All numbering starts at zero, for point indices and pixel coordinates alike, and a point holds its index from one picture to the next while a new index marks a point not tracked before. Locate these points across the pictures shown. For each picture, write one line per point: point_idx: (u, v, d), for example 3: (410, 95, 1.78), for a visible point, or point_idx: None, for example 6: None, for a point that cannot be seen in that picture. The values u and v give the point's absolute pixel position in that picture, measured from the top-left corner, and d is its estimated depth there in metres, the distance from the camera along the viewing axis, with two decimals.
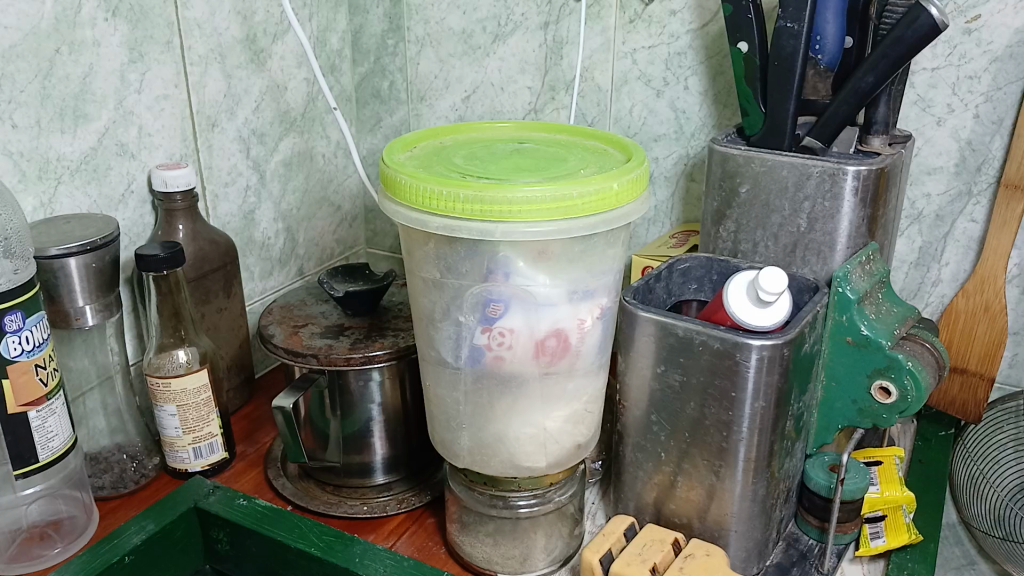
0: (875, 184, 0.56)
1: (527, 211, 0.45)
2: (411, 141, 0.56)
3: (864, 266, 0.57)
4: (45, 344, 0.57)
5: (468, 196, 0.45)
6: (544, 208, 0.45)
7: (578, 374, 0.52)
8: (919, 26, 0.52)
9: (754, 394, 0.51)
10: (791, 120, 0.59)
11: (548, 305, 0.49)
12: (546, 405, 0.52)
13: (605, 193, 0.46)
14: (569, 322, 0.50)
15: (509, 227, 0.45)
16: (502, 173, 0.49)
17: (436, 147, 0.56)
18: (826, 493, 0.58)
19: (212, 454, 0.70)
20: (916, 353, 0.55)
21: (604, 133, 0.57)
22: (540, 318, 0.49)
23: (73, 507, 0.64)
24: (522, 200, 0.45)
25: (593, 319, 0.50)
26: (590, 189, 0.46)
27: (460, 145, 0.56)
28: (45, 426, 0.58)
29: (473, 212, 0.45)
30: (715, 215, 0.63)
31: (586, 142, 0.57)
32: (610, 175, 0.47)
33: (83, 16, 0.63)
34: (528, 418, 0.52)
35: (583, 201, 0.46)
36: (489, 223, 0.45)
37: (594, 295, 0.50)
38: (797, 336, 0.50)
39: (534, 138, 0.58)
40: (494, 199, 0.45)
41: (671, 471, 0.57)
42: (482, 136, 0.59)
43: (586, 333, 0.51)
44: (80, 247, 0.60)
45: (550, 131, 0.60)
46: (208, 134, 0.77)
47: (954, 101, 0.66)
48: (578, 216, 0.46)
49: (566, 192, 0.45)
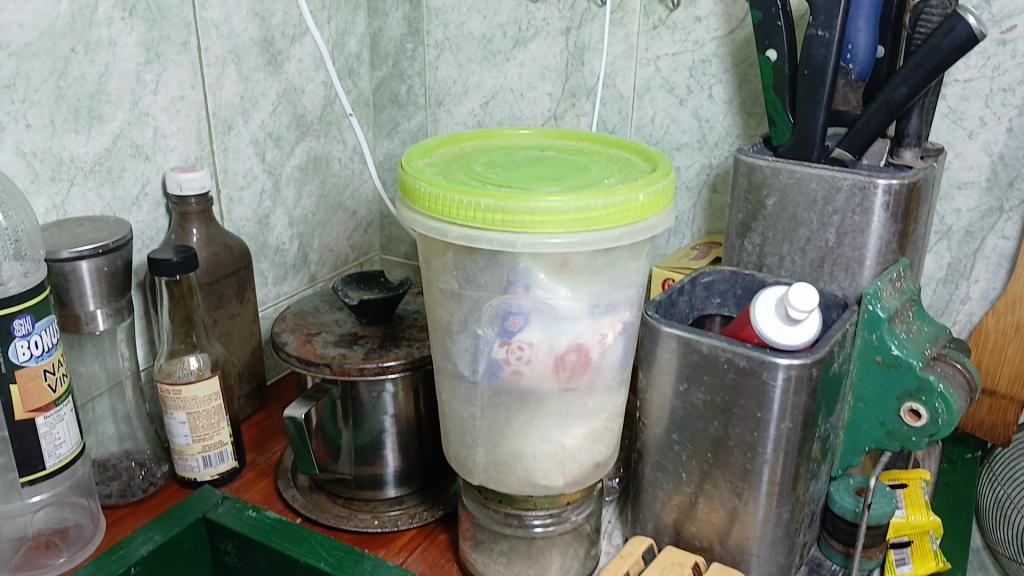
0: (907, 199, 0.55)
1: (550, 221, 0.43)
2: (430, 148, 0.55)
3: (895, 283, 0.55)
4: (55, 349, 0.56)
5: (490, 205, 0.43)
6: (569, 219, 0.43)
7: (599, 391, 0.50)
8: (956, 36, 0.50)
9: (780, 415, 0.49)
10: (821, 131, 0.57)
11: (569, 319, 0.47)
12: (565, 422, 0.50)
13: (630, 204, 0.45)
14: (591, 336, 0.48)
15: (531, 237, 0.44)
16: (523, 181, 0.48)
17: (455, 154, 0.54)
18: (851, 518, 0.56)
19: (222, 462, 0.68)
20: (947, 374, 0.53)
21: (628, 142, 0.56)
22: (561, 332, 0.47)
23: (79, 516, 0.63)
24: (546, 211, 0.43)
25: (615, 334, 0.49)
26: (615, 200, 0.44)
27: (479, 152, 0.55)
28: (53, 433, 0.57)
29: (494, 221, 0.44)
30: (740, 227, 0.61)
31: (610, 151, 0.55)
32: (636, 186, 0.45)
33: (99, 15, 0.62)
34: (547, 435, 0.50)
35: (608, 211, 0.44)
36: (510, 234, 0.44)
37: (616, 309, 0.49)
38: (826, 356, 0.49)
39: (556, 146, 0.57)
40: (516, 208, 0.43)
41: (691, 492, 0.55)
42: (502, 143, 0.57)
43: (608, 349, 0.49)
44: (92, 250, 0.59)
45: (574, 139, 0.58)
46: (223, 136, 0.75)
47: (986, 114, 0.64)
48: (601, 227, 0.44)
49: (591, 203, 0.43)
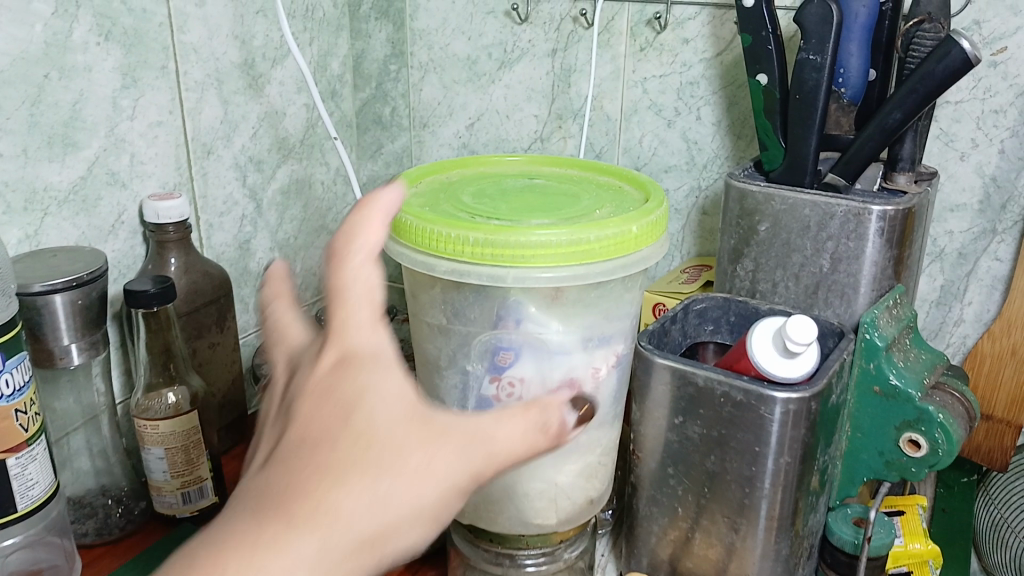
0: (902, 225, 0.54)
1: (541, 255, 0.42)
2: (416, 177, 0.53)
3: (891, 310, 0.54)
4: (27, 386, 0.54)
5: (479, 239, 0.42)
6: (561, 253, 0.42)
7: (592, 427, 0.49)
8: (951, 61, 0.49)
9: (778, 449, 0.48)
10: (813, 157, 0.56)
11: (561, 353, 0.46)
12: (557, 460, 0.49)
13: (624, 236, 0.43)
14: (584, 371, 0.47)
15: (522, 272, 0.43)
16: (513, 213, 0.46)
17: (442, 183, 0.53)
18: (851, 550, 0.55)
19: (202, 498, 0.66)
20: (946, 404, 0.52)
21: (619, 169, 0.55)
22: (554, 366, 0.46)
23: (54, 555, 0.61)
24: (537, 244, 0.42)
25: (608, 367, 0.48)
26: (608, 232, 0.43)
27: (467, 181, 0.53)
28: (25, 474, 0.55)
29: (483, 255, 0.42)
30: (732, 253, 0.60)
31: (600, 178, 0.54)
32: (630, 218, 0.44)
33: (74, 40, 0.61)
34: (539, 473, 0.49)
35: (601, 244, 0.43)
36: (501, 268, 0.43)
37: (609, 341, 0.47)
38: (824, 388, 0.47)
39: (545, 174, 0.55)
40: (506, 242, 0.42)
41: (687, 527, 0.54)
42: (489, 171, 0.56)
43: (602, 383, 0.48)
44: (66, 283, 0.57)
45: (563, 166, 0.57)
46: (203, 161, 0.74)
47: (978, 136, 0.63)
48: (595, 260, 0.43)
49: (583, 235, 0.42)
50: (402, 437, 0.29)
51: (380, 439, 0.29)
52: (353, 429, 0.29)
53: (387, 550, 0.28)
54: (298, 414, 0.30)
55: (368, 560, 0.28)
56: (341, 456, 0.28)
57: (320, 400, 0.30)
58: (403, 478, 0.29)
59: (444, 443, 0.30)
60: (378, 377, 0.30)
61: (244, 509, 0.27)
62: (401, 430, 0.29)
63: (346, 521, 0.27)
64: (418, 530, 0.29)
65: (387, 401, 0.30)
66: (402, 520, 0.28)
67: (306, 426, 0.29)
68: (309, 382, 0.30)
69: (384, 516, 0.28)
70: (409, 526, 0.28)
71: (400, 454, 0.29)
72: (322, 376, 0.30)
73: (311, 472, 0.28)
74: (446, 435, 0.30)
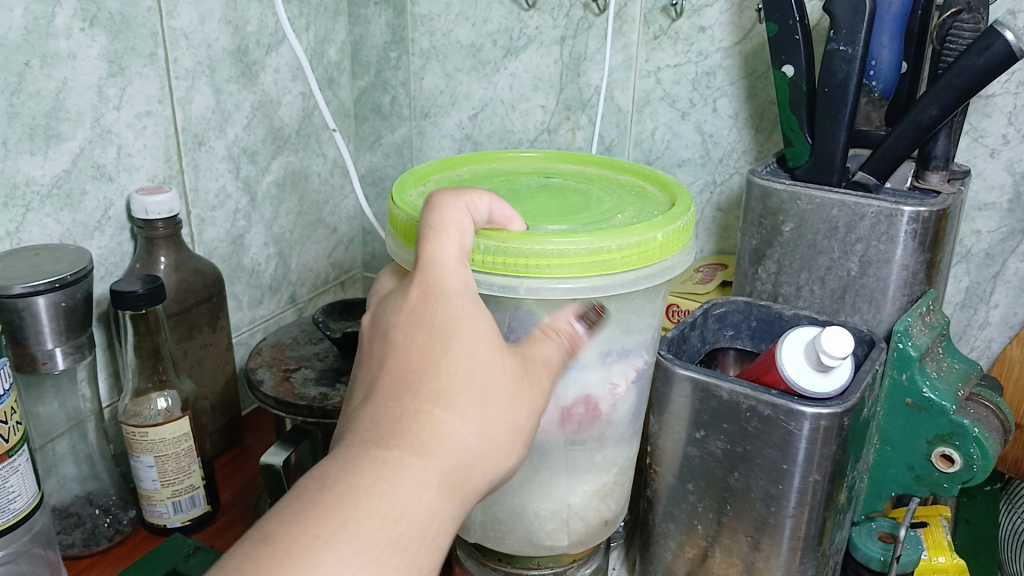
0: (936, 228, 0.51)
1: (558, 265, 0.39)
2: (424, 174, 0.50)
3: (924, 317, 0.51)
4: (7, 394, 0.51)
5: (491, 247, 0.39)
6: (579, 263, 0.39)
7: (608, 445, 0.46)
8: (993, 54, 0.46)
9: (806, 467, 0.45)
10: (842, 154, 0.53)
11: (576, 368, 0.43)
12: (570, 479, 0.46)
13: (648, 245, 0.40)
14: (600, 387, 0.44)
15: (536, 282, 0.40)
16: (527, 217, 0.43)
17: (451, 182, 0.50)
18: (878, 568, 0.52)
19: (194, 508, 0.63)
20: (981, 417, 0.50)
21: (640, 168, 0.51)
22: (569, 382, 0.43)
23: (38, 568, 0.57)
24: (553, 253, 0.39)
25: (627, 383, 0.45)
26: (630, 241, 0.40)
27: (478, 179, 0.50)
28: (6, 486, 0.52)
29: (495, 264, 0.39)
30: (754, 254, 0.57)
31: (621, 178, 0.51)
32: (654, 225, 0.41)
33: (56, 26, 0.57)
34: (550, 493, 0.46)
35: (622, 254, 0.40)
36: (513, 278, 0.40)
37: (629, 356, 0.44)
38: (858, 404, 0.44)
39: (561, 172, 0.52)
40: (520, 250, 0.39)
41: (705, 545, 0.51)
42: (502, 169, 0.53)
43: (619, 400, 0.45)
44: (49, 285, 0.54)
45: (581, 163, 0.54)
46: (194, 153, 0.70)
47: (1010, 132, 0.60)
48: (615, 271, 0.40)
49: (604, 244, 0.39)
50: (497, 373, 0.35)
51: (480, 374, 0.34)
52: (454, 365, 0.34)
53: (485, 469, 0.34)
54: (398, 350, 0.35)
55: (473, 476, 0.34)
56: (447, 390, 0.33)
57: (418, 338, 0.35)
58: (497, 410, 0.34)
59: (526, 382, 0.36)
60: (470, 316, 0.35)
61: (369, 434, 0.33)
62: (496, 368, 0.35)
63: (457, 445, 0.33)
64: (508, 453, 0.35)
65: (480, 340, 0.35)
66: (497, 443, 0.34)
67: (409, 362, 0.34)
68: (403, 315, 0.36)
69: (483, 441, 0.34)
70: (500, 449, 0.35)
71: (496, 393, 0.35)
72: (413, 312, 0.36)
73: (423, 405, 0.33)
74: (527, 374, 0.36)
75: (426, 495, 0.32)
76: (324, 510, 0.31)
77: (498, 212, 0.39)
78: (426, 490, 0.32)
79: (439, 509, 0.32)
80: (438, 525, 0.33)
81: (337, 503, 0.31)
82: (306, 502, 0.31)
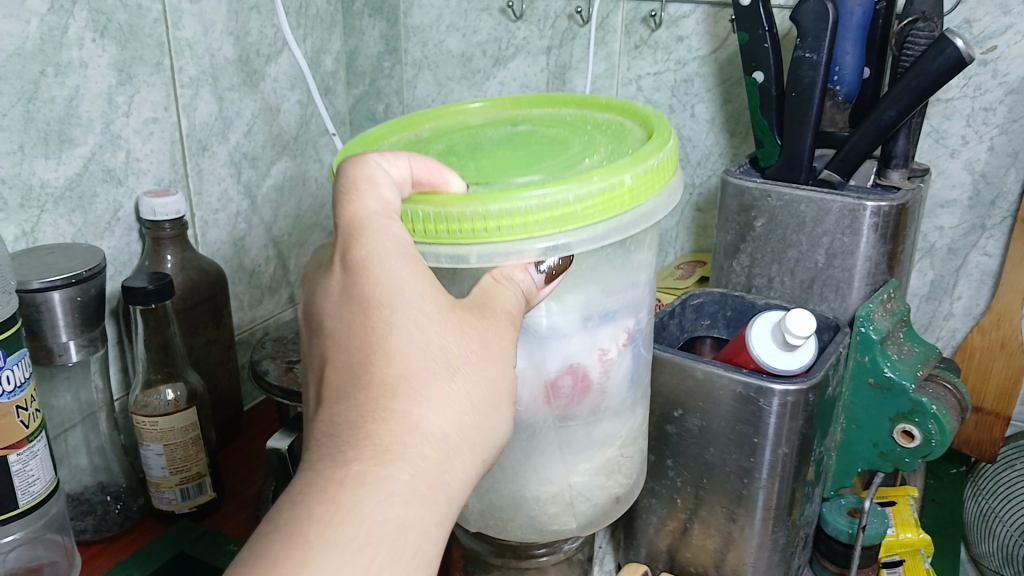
0: (896, 220, 0.54)
1: (510, 226, 0.35)
2: (382, 135, 0.47)
3: (886, 304, 0.55)
4: (27, 383, 0.54)
5: (430, 213, 0.36)
6: (532, 222, 0.35)
7: (606, 416, 0.45)
8: (945, 60, 0.50)
9: (776, 440, 0.49)
10: (808, 153, 0.57)
11: (559, 337, 0.41)
12: (567, 458, 0.44)
13: (614, 191, 0.36)
14: (587, 355, 0.42)
15: (487, 247, 0.36)
16: (484, 172, 0.40)
17: (407, 139, 0.47)
18: (846, 540, 0.56)
19: (200, 494, 0.67)
20: (939, 395, 0.53)
21: (618, 101, 0.48)
22: (549, 352, 0.41)
23: (53, 553, 0.61)
24: (504, 213, 0.35)
25: (618, 347, 0.43)
26: (593, 189, 0.36)
27: (436, 136, 0.47)
28: (26, 470, 0.55)
29: (440, 233, 0.36)
30: (729, 248, 0.61)
31: (598, 115, 0.48)
32: (619, 167, 0.37)
33: (69, 36, 0.60)
34: (547, 476, 0.45)
35: (584, 205, 0.36)
36: (462, 246, 0.36)
37: (616, 317, 0.43)
38: (822, 380, 0.48)
39: (532, 118, 0.48)
40: (464, 215, 0.35)
41: (685, 518, 0.54)
42: (464, 120, 0.50)
43: (611, 365, 0.43)
44: (64, 281, 0.57)
45: (556, 102, 0.50)
46: (198, 158, 0.74)
47: (968, 133, 0.64)
48: (579, 225, 0.36)
49: (561, 196, 0.35)
50: (454, 344, 0.33)
51: (431, 357, 0.32)
52: (403, 341, 0.32)
53: (459, 459, 0.32)
54: (338, 340, 0.33)
55: (453, 463, 0.31)
56: (402, 369, 0.31)
57: (360, 323, 0.33)
58: (461, 381, 0.32)
59: (489, 355, 0.34)
60: (412, 282, 0.33)
61: (326, 443, 0.30)
62: (452, 340, 0.33)
63: (426, 432, 0.31)
64: (476, 441, 0.32)
65: (424, 322, 0.33)
66: (461, 433, 0.32)
67: (353, 352, 0.32)
68: (342, 307, 0.34)
69: (452, 420, 0.31)
70: (466, 438, 0.32)
71: (458, 364, 0.32)
72: (346, 295, 0.34)
73: (378, 394, 0.31)
74: (490, 345, 0.34)
75: (405, 493, 0.29)
76: (278, 557, 0.27)
77: (419, 167, 0.37)
78: (402, 486, 0.29)
79: (414, 519, 0.29)
80: (413, 538, 0.29)
81: (292, 539, 0.28)
82: (257, 551, 0.28)
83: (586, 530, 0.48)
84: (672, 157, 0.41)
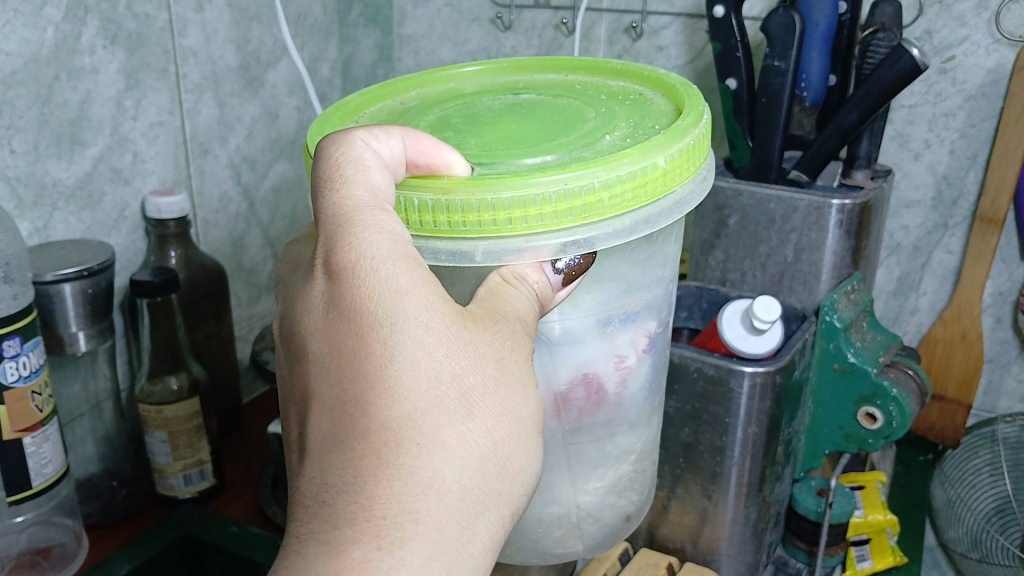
0: (859, 217, 0.58)
1: (529, 215, 0.34)
2: (365, 104, 0.47)
3: (849, 295, 0.59)
4: (41, 370, 0.57)
5: (428, 202, 0.35)
6: (550, 212, 0.34)
7: (622, 430, 0.44)
8: (901, 67, 0.54)
9: (746, 419, 0.52)
10: (777, 155, 0.61)
11: (575, 343, 0.40)
12: (576, 477, 0.44)
13: (645, 176, 0.35)
14: (604, 362, 0.41)
15: (493, 243, 0.35)
16: (492, 148, 0.39)
17: (394, 110, 0.47)
18: (814, 518, 0.59)
19: (202, 480, 0.70)
20: (900, 380, 0.57)
21: (634, 71, 0.48)
22: (561, 361, 0.40)
23: (62, 535, 0.64)
24: (523, 202, 0.34)
25: (637, 355, 0.42)
26: (622, 173, 0.35)
27: (426, 106, 0.47)
28: (40, 452, 0.58)
29: (444, 224, 0.35)
30: (704, 244, 0.65)
31: (610, 86, 0.48)
32: (652, 148, 0.36)
33: (82, 43, 0.64)
34: (556, 497, 0.44)
35: (610, 192, 0.35)
36: (466, 241, 0.35)
37: (637, 322, 0.42)
38: (788, 363, 0.52)
39: (534, 87, 0.49)
40: (478, 204, 0.34)
41: (664, 496, 0.58)
42: (453, 90, 0.50)
43: (630, 373, 0.42)
44: (76, 273, 0.60)
45: (562, 71, 0.51)
46: (200, 160, 0.77)
47: (930, 137, 0.68)
48: (606, 212, 0.35)
49: (585, 182, 0.34)
50: (467, 370, 0.31)
51: (438, 398, 0.30)
52: (407, 374, 0.30)
53: (479, 510, 0.29)
54: (336, 364, 0.31)
55: (476, 516, 0.29)
56: (409, 408, 0.29)
57: (356, 355, 0.30)
58: (477, 415, 0.30)
59: (508, 382, 0.32)
60: (414, 303, 0.31)
61: (328, 493, 0.28)
62: (461, 369, 0.31)
63: (437, 490, 0.28)
64: (495, 486, 0.30)
65: (428, 354, 0.30)
66: (477, 482, 0.30)
67: (351, 382, 0.30)
68: (336, 336, 0.31)
69: (470, 463, 0.29)
70: (484, 484, 0.30)
71: (473, 396, 0.31)
72: (340, 314, 0.32)
73: (385, 438, 0.28)
74: (506, 367, 0.33)
75: (422, 558, 0.27)
76: None
77: (414, 145, 0.36)
78: (420, 550, 0.27)
79: None
80: None
81: None
82: None
83: (595, 550, 0.47)
84: (708, 133, 0.40)
